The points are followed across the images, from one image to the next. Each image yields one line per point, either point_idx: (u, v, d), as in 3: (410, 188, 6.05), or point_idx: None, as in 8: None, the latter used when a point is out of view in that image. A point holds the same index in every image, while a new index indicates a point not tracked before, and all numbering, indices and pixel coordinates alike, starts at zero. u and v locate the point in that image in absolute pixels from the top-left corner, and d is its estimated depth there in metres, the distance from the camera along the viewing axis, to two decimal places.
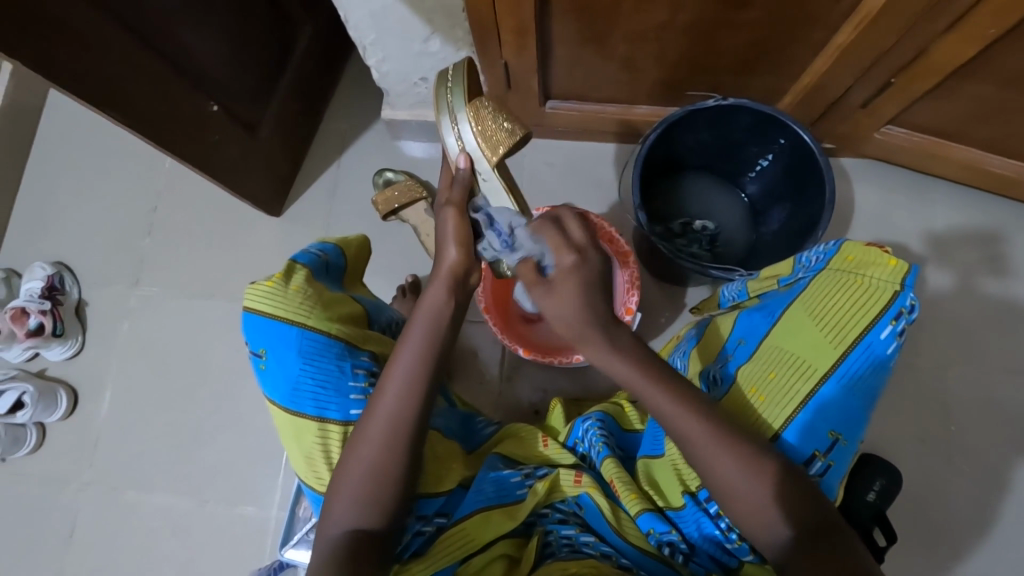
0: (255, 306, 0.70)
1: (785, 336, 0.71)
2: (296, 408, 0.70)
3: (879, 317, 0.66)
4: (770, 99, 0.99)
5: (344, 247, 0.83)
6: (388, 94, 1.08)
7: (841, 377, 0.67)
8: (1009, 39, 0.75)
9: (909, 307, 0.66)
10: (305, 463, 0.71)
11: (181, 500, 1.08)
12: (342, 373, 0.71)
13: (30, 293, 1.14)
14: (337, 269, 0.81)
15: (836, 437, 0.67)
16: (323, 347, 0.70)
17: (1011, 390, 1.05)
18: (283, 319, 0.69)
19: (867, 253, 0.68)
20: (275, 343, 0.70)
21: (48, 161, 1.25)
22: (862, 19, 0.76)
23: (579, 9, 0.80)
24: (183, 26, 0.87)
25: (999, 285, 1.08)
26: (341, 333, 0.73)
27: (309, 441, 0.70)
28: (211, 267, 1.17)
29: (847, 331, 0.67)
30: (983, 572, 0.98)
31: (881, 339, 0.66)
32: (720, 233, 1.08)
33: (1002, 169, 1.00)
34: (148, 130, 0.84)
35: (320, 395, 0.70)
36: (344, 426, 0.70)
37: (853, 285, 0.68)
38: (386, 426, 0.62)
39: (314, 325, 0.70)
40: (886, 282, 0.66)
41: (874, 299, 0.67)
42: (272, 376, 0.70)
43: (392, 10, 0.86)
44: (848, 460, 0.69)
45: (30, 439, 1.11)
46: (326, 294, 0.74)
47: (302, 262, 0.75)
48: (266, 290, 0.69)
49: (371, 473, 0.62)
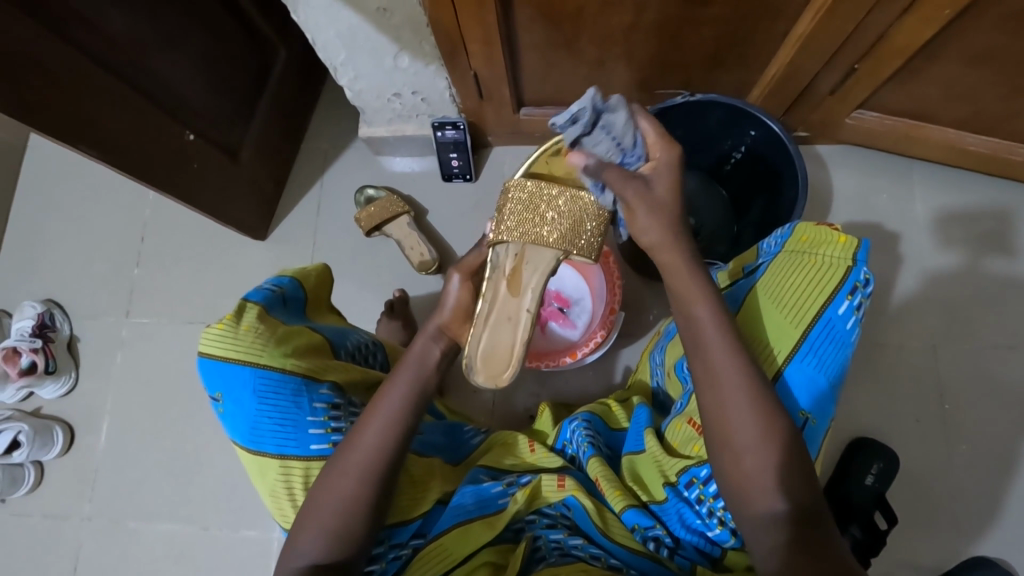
0: (208, 350, 0.69)
1: (750, 321, 0.72)
2: (257, 446, 0.70)
3: (835, 293, 0.69)
4: (742, 92, 1.00)
5: (303, 280, 0.83)
6: (364, 112, 1.08)
7: (805, 355, 0.68)
8: (966, 17, 0.76)
9: (864, 281, 0.69)
10: (270, 498, 0.72)
11: (182, 528, 1.09)
12: (300, 409, 0.70)
13: (21, 332, 1.14)
14: (297, 302, 0.81)
15: (807, 416, 0.68)
16: (277, 383, 0.69)
17: (1002, 365, 1.04)
18: (235, 360, 0.68)
19: (819, 233, 0.72)
20: (230, 386, 0.69)
21: (34, 200, 1.27)
22: (819, 8, 0.76)
23: (542, 16, 0.81)
24: (156, 58, 0.89)
25: (987, 261, 1.08)
26: (298, 367, 0.71)
27: (273, 477, 0.71)
28: (201, 294, 1.18)
29: (806, 310, 0.69)
30: (986, 550, 0.98)
31: (840, 314, 0.69)
32: (702, 228, 1.04)
33: (978, 146, 1.00)
34: (127, 164, 0.85)
35: (279, 433, 0.69)
36: (305, 463, 0.70)
37: (809, 265, 0.71)
38: (364, 461, 0.64)
39: (267, 362, 0.69)
40: (839, 258, 0.70)
41: (829, 276, 0.70)
42: (232, 416, 0.70)
43: (360, 29, 0.87)
44: (818, 440, 0.70)
45: (28, 477, 1.11)
46: (280, 329, 0.73)
47: (254, 300, 0.74)
48: (216, 333, 0.69)
49: (346, 506, 0.63)
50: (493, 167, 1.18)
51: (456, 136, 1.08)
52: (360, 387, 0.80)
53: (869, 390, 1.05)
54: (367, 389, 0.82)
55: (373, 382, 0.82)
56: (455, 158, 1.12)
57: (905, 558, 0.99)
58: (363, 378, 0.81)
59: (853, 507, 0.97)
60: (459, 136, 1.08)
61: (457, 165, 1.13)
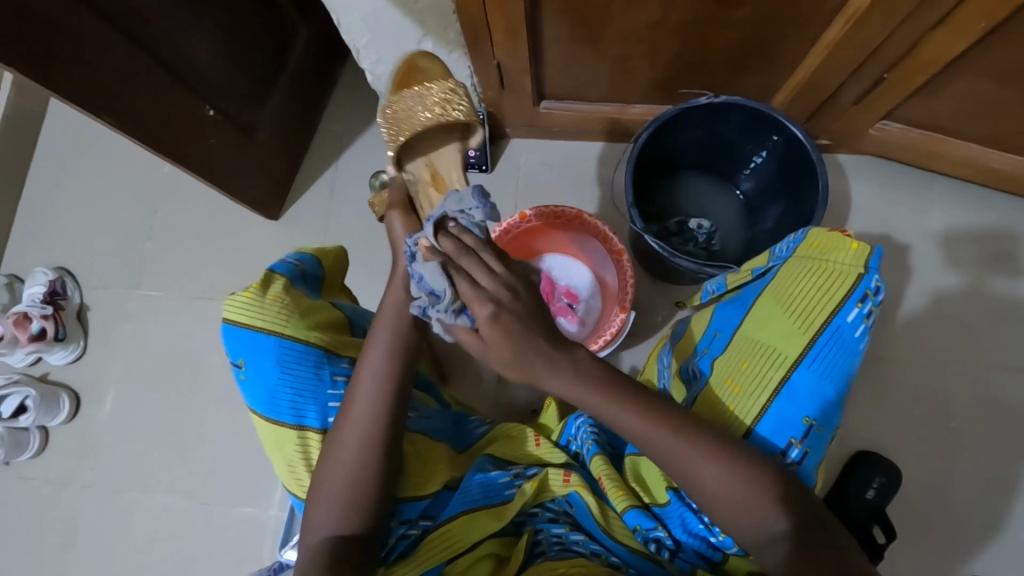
0: (232, 317, 0.71)
1: (756, 326, 0.73)
2: (275, 415, 0.70)
3: (845, 299, 0.69)
4: (765, 97, 0.99)
5: (320, 258, 0.83)
6: (383, 97, 1.08)
7: (811, 362, 0.69)
8: (1000, 33, 0.74)
9: (875, 289, 0.68)
10: (287, 470, 0.71)
11: (181, 502, 1.09)
12: (321, 381, 0.71)
13: (32, 299, 1.15)
14: (314, 279, 0.81)
15: (811, 423, 0.67)
16: (300, 354, 0.70)
17: (1012, 386, 1.04)
18: (259, 329, 0.70)
19: (831, 240, 0.71)
20: (253, 353, 0.70)
21: (50, 167, 1.27)
22: (851, 16, 0.75)
23: (570, 10, 0.80)
24: (179, 32, 0.89)
25: (1008, 282, 1.07)
26: (320, 340, 0.72)
27: (290, 449, 0.70)
28: (210, 271, 1.18)
29: (815, 316, 0.69)
30: (984, 571, 0.98)
31: (848, 322, 0.69)
32: (716, 231, 1.08)
33: (1001, 164, 0.99)
34: (145, 137, 0.85)
35: (298, 403, 0.70)
36: (323, 433, 0.71)
37: (819, 271, 0.71)
38: (360, 433, 0.65)
39: (291, 333, 0.70)
40: (850, 266, 0.70)
41: (839, 283, 0.69)
42: (251, 385, 0.71)
43: (384, 13, 0.86)
44: (823, 447, 0.69)
45: (33, 441, 1.12)
46: (304, 301, 0.74)
47: (279, 272, 0.75)
48: (243, 300, 0.71)
49: (355, 483, 0.63)
50: (509, 160, 1.17)
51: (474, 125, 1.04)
52: None
53: (874, 403, 1.04)
54: None
55: None
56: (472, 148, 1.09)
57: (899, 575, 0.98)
58: None
59: (851, 516, 0.96)
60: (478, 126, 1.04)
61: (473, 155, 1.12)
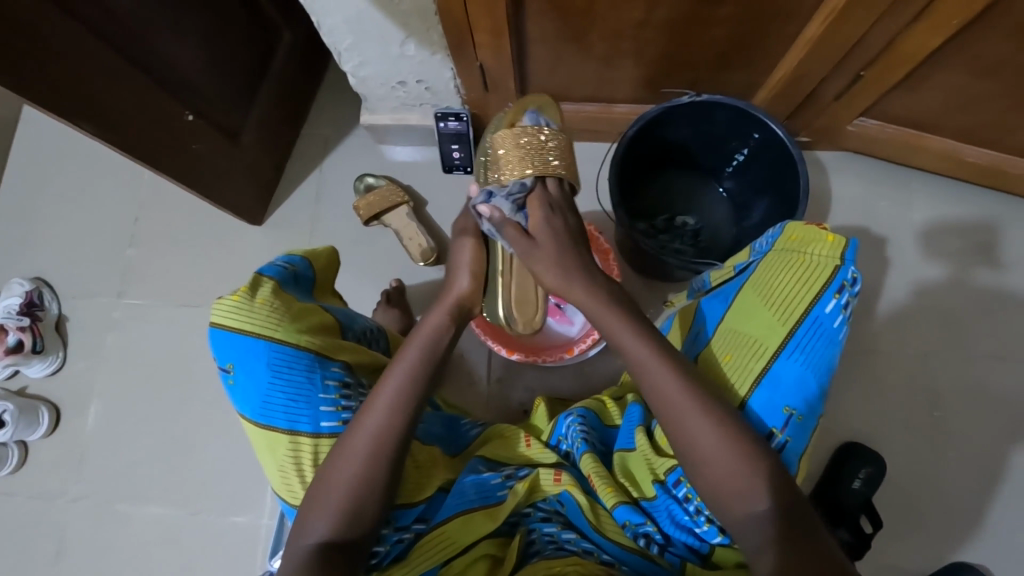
0: (220, 321, 0.69)
1: (738, 319, 0.74)
2: (267, 421, 0.69)
3: (823, 291, 0.70)
4: (747, 94, 1.00)
5: (313, 259, 0.83)
6: (367, 99, 1.07)
7: (791, 352, 0.69)
8: (976, 27, 0.76)
9: (852, 280, 0.69)
10: (278, 475, 0.71)
11: (169, 513, 1.07)
12: (312, 385, 0.70)
13: (8, 310, 1.12)
14: (306, 280, 0.81)
15: (791, 412, 0.68)
16: (291, 358, 0.70)
17: (993, 374, 1.06)
18: (249, 333, 0.69)
19: (808, 232, 0.72)
20: (243, 358, 0.69)
21: (25, 176, 1.24)
22: (831, 13, 0.77)
23: (555, 9, 0.80)
24: (160, 35, 0.87)
25: (986, 272, 1.09)
26: (311, 344, 0.72)
27: (282, 454, 0.70)
28: (194, 278, 1.17)
29: (794, 308, 0.70)
30: (971, 556, 1.00)
31: (828, 312, 0.69)
32: (701, 228, 1.09)
33: (976, 157, 1.01)
34: (127, 142, 0.83)
35: (290, 408, 0.69)
36: (315, 439, 0.70)
37: (797, 263, 0.71)
38: (371, 443, 0.65)
39: (282, 337, 0.70)
40: (827, 257, 0.70)
41: (817, 274, 0.70)
42: (241, 390, 0.70)
43: (368, 15, 0.86)
44: (806, 436, 0.70)
45: (12, 456, 1.10)
46: (294, 305, 0.74)
47: (268, 275, 0.74)
48: (231, 305, 0.69)
49: (357, 484, 0.63)
50: None
51: (458, 128, 1.07)
52: (367, 371, 0.80)
53: (860, 394, 1.06)
54: (374, 371, 0.81)
55: (380, 366, 0.82)
56: (456, 149, 1.11)
57: (889, 563, 1.00)
58: (371, 361, 0.80)
59: (843, 510, 0.97)
60: (462, 128, 1.07)
61: (458, 156, 1.12)
